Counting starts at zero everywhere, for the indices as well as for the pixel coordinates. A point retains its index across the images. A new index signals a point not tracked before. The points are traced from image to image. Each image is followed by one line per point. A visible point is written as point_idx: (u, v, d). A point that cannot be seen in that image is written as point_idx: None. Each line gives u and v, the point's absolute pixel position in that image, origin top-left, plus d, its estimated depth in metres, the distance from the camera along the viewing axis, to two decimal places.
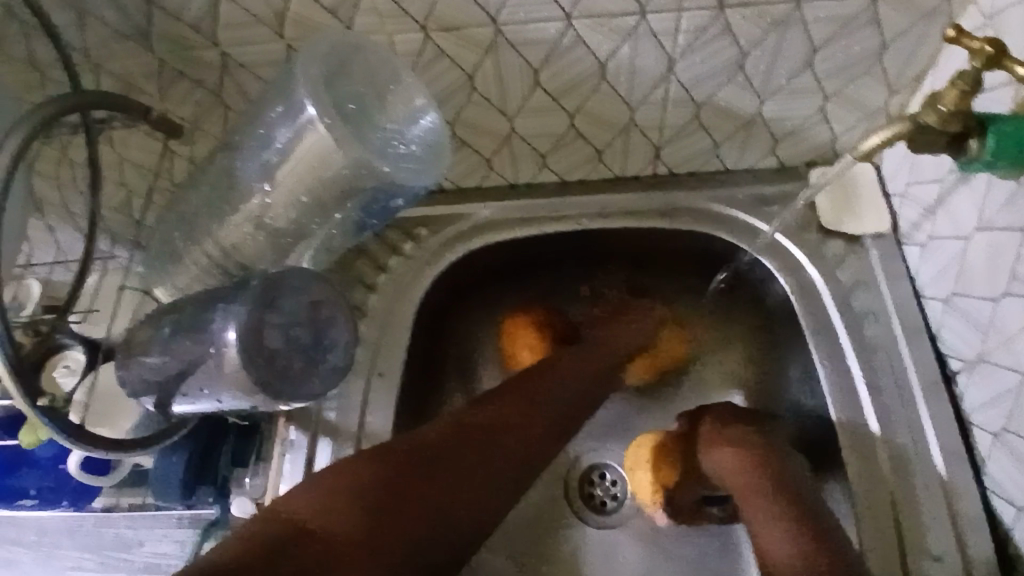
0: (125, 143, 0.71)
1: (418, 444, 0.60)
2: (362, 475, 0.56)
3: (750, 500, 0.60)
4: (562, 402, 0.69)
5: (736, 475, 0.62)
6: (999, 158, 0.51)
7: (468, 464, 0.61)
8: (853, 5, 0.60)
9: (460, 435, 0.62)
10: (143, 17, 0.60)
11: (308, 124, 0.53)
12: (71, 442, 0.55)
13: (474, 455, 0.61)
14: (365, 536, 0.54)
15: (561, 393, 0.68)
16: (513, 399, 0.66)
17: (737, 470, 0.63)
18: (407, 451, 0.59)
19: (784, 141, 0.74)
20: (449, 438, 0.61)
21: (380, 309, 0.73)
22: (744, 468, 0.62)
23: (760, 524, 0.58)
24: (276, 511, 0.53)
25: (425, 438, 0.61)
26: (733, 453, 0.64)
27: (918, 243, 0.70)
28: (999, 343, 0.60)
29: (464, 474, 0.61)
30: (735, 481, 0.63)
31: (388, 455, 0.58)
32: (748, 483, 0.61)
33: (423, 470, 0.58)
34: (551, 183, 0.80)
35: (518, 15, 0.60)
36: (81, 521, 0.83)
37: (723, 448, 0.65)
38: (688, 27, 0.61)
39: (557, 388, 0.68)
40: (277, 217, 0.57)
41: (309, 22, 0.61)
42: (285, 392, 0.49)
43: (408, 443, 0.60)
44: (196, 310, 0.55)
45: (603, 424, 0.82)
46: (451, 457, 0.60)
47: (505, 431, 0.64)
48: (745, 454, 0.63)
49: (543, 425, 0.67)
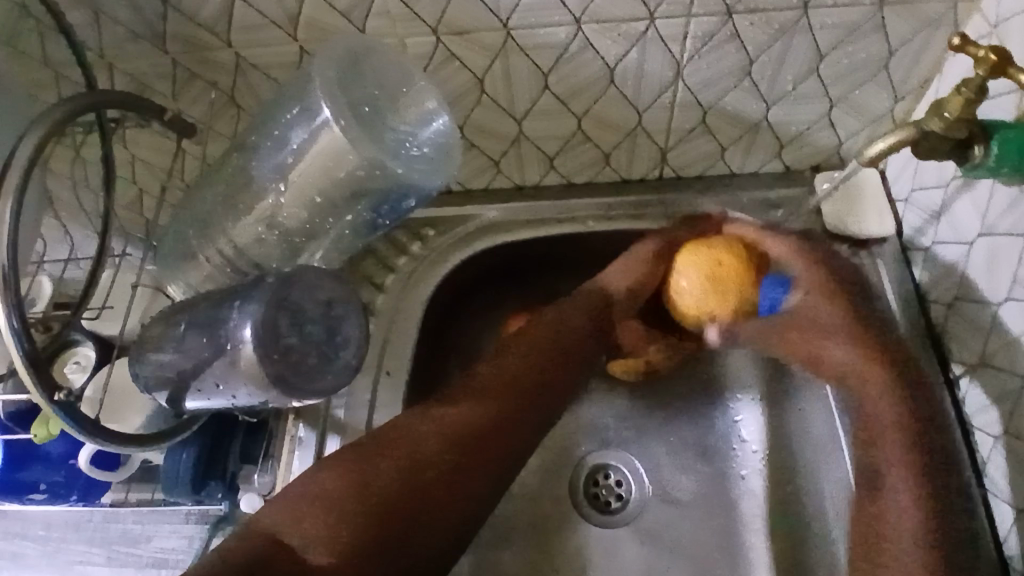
0: (139, 142, 0.72)
1: (379, 450, 0.60)
2: (330, 486, 0.57)
3: (887, 445, 0.58)
4: (527, 386, 0.67)
5: (849, 329, 0.62)
6: (1003, 164, 0.52)
7: (435, 465, 0.61)
8: (860, 13, 0.60)
9: (423, 437, 0.61)
10: (159, 19, 0.61)
11: (323, 125, 0.54)
12: (85, 436, 0.55)
13: (438, 457, 0.61)
14: (345, 543, 0.56)
15: (525, 383, 0.66)
16: (472, 399, 0.64)
17: (869, 364, 0.61)
18: (373, 457, 0.59)
19: (789, 145, 0.75)
20: (410, 441, 0.61)
21: (389, 307, 0.74)
22: (898, 407, 0.59)
23: (897, 472, 0.57)
24: (259, 522, 0.55)
25: (388, 440, 0.60)
26: (887, 393, 0.59)
27: (922, 247, 0.71)
28: (1000, 347, 0.61)
29: (430, 476, 0.61)
30: (887, 428, 0.59)
31: (355, 462, 0.58)
32: (892, 437, 0.58)
33: (389, 476, 0.59)
34: (558, 185, 0.81)
35: (528, 20, 0.61)
36: (89, 516, 0.84)
37: (886, 402, 0.59)
38: (696, 33, 0.62)
39: (518, 379, 0.66)
40: (290, 217, 0.58)
41: (322, 25, 0.62)
42: (299, 388, 0.49)
43: (371, 449, 0.59)
44: (210, 307, 0.55)
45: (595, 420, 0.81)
46: (416, 461, 0.60)
47: (466, 429, 0.63)
48: (895, 382, 0.60)
49: (505, 415, 0.65)
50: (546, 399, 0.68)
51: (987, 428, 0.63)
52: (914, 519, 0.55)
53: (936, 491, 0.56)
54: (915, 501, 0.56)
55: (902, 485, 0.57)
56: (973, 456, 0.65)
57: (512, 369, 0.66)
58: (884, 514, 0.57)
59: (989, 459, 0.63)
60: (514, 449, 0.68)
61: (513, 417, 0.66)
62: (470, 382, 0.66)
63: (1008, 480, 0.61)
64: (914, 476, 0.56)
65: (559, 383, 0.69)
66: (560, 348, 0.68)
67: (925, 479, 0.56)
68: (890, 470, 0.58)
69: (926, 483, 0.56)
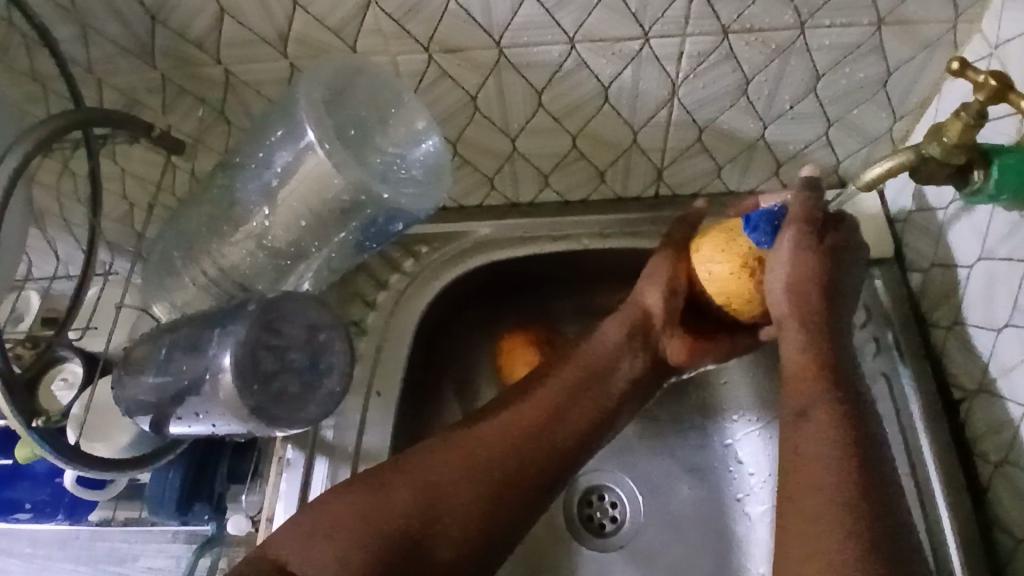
0: (128, 157, 0.71)
1: (390, 476, 0.58)
2: (338, 514, 0.56)
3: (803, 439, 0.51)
4: (546, 426, 0.61)
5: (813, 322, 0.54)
6: (1002, 190, 0.51)
7: (456, 491, 0.58)
8: (858, 33, 0.60)
9: (439, 462, 0.59)
10: (147, 34, 0.60)
11: (308, 148, 0.53)
12: (64, 462, 0.57)
13: (461, 482, 0.58)
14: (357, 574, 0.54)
15: (563, 407, 0.62)
16: (498, 422, 0.61)
17: (805, 368, 0.53)
18: (384, 482, 0.58)
19: (786, 164, 0.73)
20: (423, 466, 0.59)
21: (379, 326, 0.72)
22: (836, 414, 0.51)
23: (817, 458, 0.50)
24: (268, 547, 0.56)
25: (399, 466, 0.59)
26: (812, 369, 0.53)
27: (921, 269, 0.69)
28: (999, 374, 0.59)
29: (453, 502, 0.58)
30: (803, 407, 0.52)
31: (364, 488, 0.57)
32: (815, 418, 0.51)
33: (402, 503, 0.57)
34: (553, 203, 0.80)
35: (521, 38, 0.60)
36: (76, 535, 0.82)
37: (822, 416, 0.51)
38: (691, 52, 0.61)
39: (555, 406, 0.62)
40: (277, 238, 0.57)
41: (313, 42, 0.61)
42: (279, 419, 0.50)
43: (380, 475, 0.58)
44: (194, 329, 0.54)
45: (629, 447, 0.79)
46: (434, 486, 0.58)
47: (495, 455, 0.60)
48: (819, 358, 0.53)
49: (540, 442, 0.61)
50: (585, 421, 0.62)
51: (987, 455, 0.62)
52: (825, 503, 0.48)
53: (870, 484, 0.48)
54: (837, 488, 0.48)
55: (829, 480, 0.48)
56: (973, 484, 0.63)
57: (547, 394, 0.62)
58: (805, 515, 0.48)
59: (989, 488, 0.62)
60: (552, 475, 0.61)
61: (552, 442, 0.61)
62: (490, 407, 0.63)
63: (1009, 510, 0.60)
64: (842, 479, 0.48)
65: (605, 405, 0.63)
66: (598, 369, 0.63)
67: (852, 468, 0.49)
68: (811, 471, 0.49)
69: (853, 480, 0.48)
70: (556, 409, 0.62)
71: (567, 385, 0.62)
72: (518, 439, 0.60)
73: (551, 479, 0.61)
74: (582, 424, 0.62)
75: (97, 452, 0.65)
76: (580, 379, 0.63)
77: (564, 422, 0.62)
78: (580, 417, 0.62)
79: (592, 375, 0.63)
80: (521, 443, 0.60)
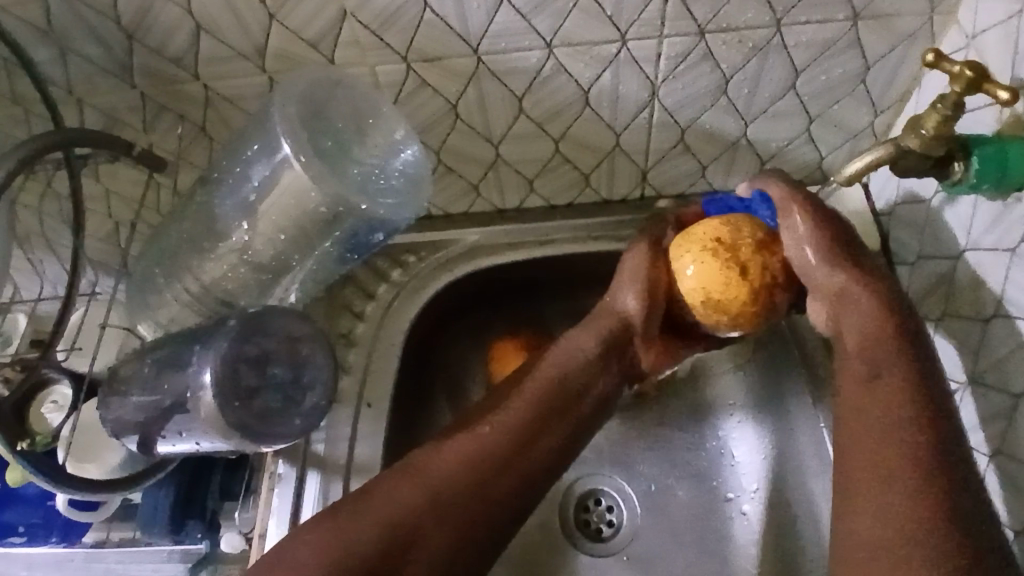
0: (111, 176, 0.71)
1: (355, 506, 0.56)
2: (303, 552, 0.53)
3: (891, 420, 0.46)
4: (514, 447, 0.59)
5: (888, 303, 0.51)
6: (983, 180, 0.51)
7: (420, 523, 0.55)
8: (834, 29, 0.60)
9: (399, 489, 0.56)
10: (125, 53, 0.60)
11: (284, 162, 0.54)
12: (52, 484, 0.58)
13: (426, 512, 0.56)
14: None
15: (531, 437, 0.59)
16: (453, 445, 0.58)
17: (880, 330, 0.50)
18: (346, 517, 0.55)
19: (770, 162, 0.73)
20: (381, 496, 0.56)
21: (367, 337, 0.71)
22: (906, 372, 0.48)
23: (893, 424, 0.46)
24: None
25: (360, 499, 0.56)
26: (892, 351, 0.49)
27: (908, 262, 0.69)
28: (990, 365, 0.59)
29: (417, 535, 0.55)
30: (869, 394, 0.48)
31: (331, 521, 0.54)
32: (889, 406, 0.47)
33: (365, 536, 0.54)
34: (539, 207, 0.79)
35: (499, 45, 0.60)
36: (71, 556, 0.79)
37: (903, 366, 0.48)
38: (669, 53, 0.61)
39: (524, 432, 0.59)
40: (259, 252, 0.57)
41: (290, 55, 0.61)
42: (263, 435, 0.49)
43: (343, 508, 0.55)
44: (176, 347, 0.54)
45: (611, 448, 0.79)
46: (396, 520, 0.55)
47: (456, 484, 0.57)
48: (901, 346, 0.49)
49: (505, 467, 0.58)
50: (553, 446, 0.60)
51: (979, 448, 0.61)
52: (887, 503, 0.43)
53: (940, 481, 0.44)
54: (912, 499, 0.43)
55: (905, 467, 0.44)
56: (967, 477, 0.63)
57: (509, 416, 0.60)
58: (873, 509, 0.44)
59: None
60: (516, 502, 0.59)
61: (523, 465, 0.59)
62: (457, 426, 0.61)
63: (1004, 503, 0.59)
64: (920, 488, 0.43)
65: (569, 424, 0.61)
66: (566, 392, 0.61)
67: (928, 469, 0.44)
68: (896, 474, 0.44)
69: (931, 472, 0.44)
70: (520, 423, 0.60)
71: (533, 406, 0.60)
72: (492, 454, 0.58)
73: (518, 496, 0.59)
74: (555, 443, 0.60)
75: (87, 473, 0.66)
76: (549, 396, 0.61)
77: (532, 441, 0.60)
78: (547, 441, 0.60)
79: (557, 393, 0.61)
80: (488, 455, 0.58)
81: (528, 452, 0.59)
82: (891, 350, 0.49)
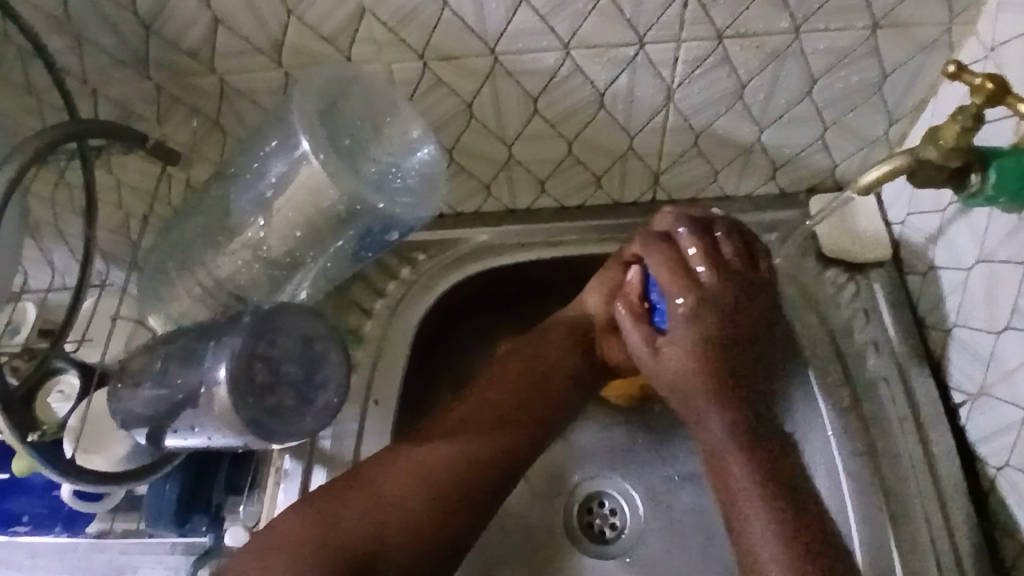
0: (122, 166, 0.71)
1: (350, 485, 0.59)
2: (293, 530, 0.56)
3: (733, 468, 0.52)
4: (512, 419, 0.64)
5: (705, 355, 0.54)
6: (1000, 192, 0.50)
7: (403, 511, 0.58)
8: (853, 37, 0.60)
9: (388, 477, 0.59)
10: (141, 45, 0.60)
11: (302, 158, 0.54)
12: (61, 476, 0.57)
13: (407, 500, 0.58)
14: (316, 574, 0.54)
15: (512, 415, 0.64)
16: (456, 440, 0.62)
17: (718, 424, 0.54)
18: (337, 502, 0.58)
19: (783, 168, 0.73)
20: (372, 478, 0.59)
21: (376, 335, 0.71)
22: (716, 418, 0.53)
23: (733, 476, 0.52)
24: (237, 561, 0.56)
25: (356, 479, 0.59)
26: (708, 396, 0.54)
27: (920, 272, 0.69)
28: (1000, 377, 0.59)
29: (401, 517, 0.58)
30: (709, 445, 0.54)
31: (324, 504, 0.58)
32: (729, 458, 0.52)
33: (356, 516, 0.57)
34: (549, 208, 0.79)
35: (516, 45, 0.60)
36: (74, 546, 0.79)
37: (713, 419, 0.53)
38: (686, 58, 0.61)
39: (507, 408, 0.64)
40: (272, 248, 0.57)
41: (306, 51, 0.61)
42: (274, 431, 0.50)
43: (335, 493, 0.58)
44: (189, 341, 0.54)
45: (612, 449, 0.79)
46: (385, 495, 0.58)
47: (440, 470, 0.60)
48: (712, 388, 0.54)
49: (478, 457, 0.62)
50: (537, 421, 0.65)
51: (988, 459, 0.61)
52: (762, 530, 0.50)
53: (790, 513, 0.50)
54: (778, 531, 0.50)
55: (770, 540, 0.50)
56: (974, 488, 0.63)
57: (480, 407, 0.65)
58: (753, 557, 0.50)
59: (990, 492, 0.61)
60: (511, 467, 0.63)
61: (505, 444, 0.63)
62: (451, 421, 0.64)
63: (1011, 515, 0.59)
64: (765, 488, 0.51)
65: (539, 416, 0.65)
66: (542, 370, 0.66)
67: (769, 483, 0.51)
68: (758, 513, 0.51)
69: (773, 492, 0.51)
70: (499, 397, 0.65)
71: (520, 384, 0.65)
72: (493, 434, 0.63)
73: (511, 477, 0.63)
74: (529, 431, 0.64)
75: (93, 464, 0.66)
76: (524, 376, 0.66)
77: (518, 416, 0.64)
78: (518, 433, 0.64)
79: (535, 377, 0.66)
80: (484, 440, 0.63)
81: (513, 427, 0.64)
82: (700, 402, 0.54)
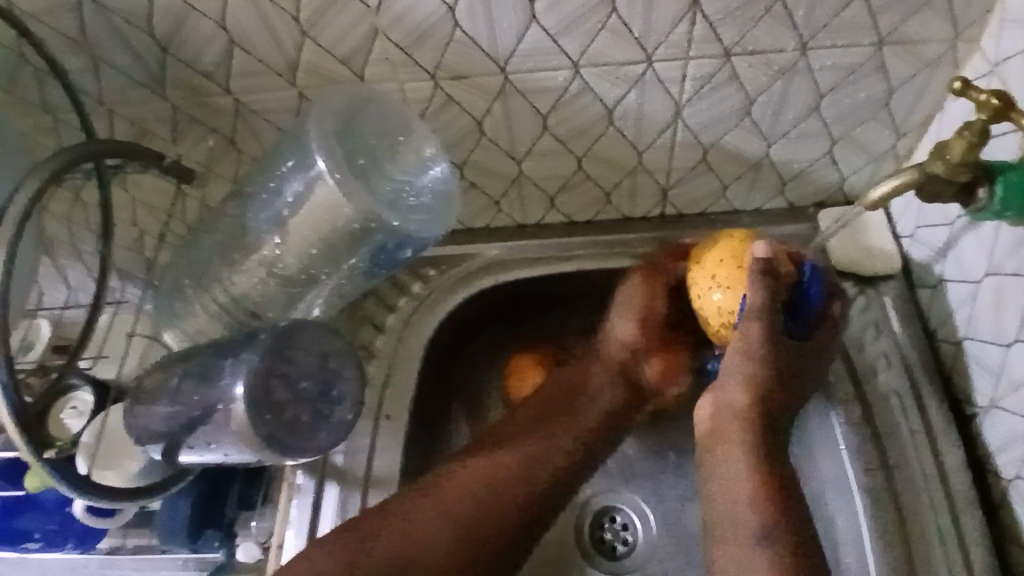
0: (138, 186, 0.72)
1: (377, 521, 0.59)
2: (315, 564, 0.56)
3: (733, 481, 0.55)
4: (543, 450, 0.67)
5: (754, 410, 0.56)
6: (1007, 207, 0.50)
7: (440, 541, 0.60)
8: (859, 54, 0.60)
9: (423, 509, 0.61)
10: (158, 66, 0.61)
11: (318, 178, 0.55)
12: (75, 491, 0.57)
13: (451, 524, 0.61)
14: None
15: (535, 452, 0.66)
16: (494, 456, 0.66)
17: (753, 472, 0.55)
18: (364, 541, 0.58)
19: (792, 182, 0.74)
20: (401, 513, 0.60)
21: (388, 350, 0.72)
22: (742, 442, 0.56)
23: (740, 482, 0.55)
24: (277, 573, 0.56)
25: (381, 516, 0.59)
26: (743, 432, 0.56)
27: (930, 284, 0.69)
28: (1012, 390, 0.59)
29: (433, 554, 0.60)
30: (731, 478, 0.56)
31: (348, 539, 0.58)
32: (746, 482, 0.55)
33: (383, 555, 0.58)
34: (559, 224, 0.80)
35: (526, 65, 0.61)
36: (87, 563, 0.78)
37: (735, 456, 0.56)
38: (695, 75, 0.62)
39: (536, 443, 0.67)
40: (289, 265, 0.58)
41: (321, 72, 0.62)
42: (290, 446, 0.50)
43: (362, 528, 0.58)
44: (206, 358, 0.55)
45: (622, 466, 0.79)
46: (414, 534, 0.59)
47: (478, 494, 0.63)
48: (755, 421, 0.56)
49: (507, 496, 0.64)
50: (564, 450, 0.68)
51: (1002, 471, 0.61)
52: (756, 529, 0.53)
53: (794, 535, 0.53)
54: (771, 565, 0.51)
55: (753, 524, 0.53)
56: (988, 500, 0.63)
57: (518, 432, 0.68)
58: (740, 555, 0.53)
59: (1005, 505, 0.61)
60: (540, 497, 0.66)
61: (530, 476, 0.65)
62: (483, 442, 0.67)
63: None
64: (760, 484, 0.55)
65: (568, 450, 0.68)
66: (577, 396, 0.70)
67: (777, 523, 0.53)
68: (736, 512, 0.55)
69: (781, 524, 0.53)
70: (529, 424, 0.68)
71: (551, 417, 0.69)
72: (524, 469, 0.65)
73: (538, 510, 0.65)
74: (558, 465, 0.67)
75: (107, 480, 0.64)
76: (558, 401, 0.70)
77: (540, 452, 0.66)
78: (543, 470, 0.66)
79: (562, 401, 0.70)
80: (518, 469, 0.65)
81: (540, 460, 0.66)
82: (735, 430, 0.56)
